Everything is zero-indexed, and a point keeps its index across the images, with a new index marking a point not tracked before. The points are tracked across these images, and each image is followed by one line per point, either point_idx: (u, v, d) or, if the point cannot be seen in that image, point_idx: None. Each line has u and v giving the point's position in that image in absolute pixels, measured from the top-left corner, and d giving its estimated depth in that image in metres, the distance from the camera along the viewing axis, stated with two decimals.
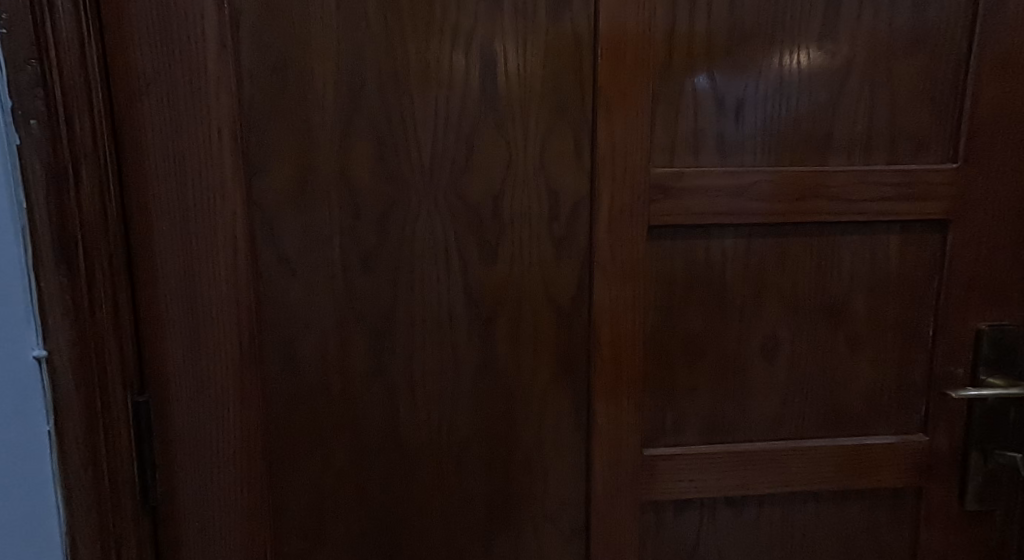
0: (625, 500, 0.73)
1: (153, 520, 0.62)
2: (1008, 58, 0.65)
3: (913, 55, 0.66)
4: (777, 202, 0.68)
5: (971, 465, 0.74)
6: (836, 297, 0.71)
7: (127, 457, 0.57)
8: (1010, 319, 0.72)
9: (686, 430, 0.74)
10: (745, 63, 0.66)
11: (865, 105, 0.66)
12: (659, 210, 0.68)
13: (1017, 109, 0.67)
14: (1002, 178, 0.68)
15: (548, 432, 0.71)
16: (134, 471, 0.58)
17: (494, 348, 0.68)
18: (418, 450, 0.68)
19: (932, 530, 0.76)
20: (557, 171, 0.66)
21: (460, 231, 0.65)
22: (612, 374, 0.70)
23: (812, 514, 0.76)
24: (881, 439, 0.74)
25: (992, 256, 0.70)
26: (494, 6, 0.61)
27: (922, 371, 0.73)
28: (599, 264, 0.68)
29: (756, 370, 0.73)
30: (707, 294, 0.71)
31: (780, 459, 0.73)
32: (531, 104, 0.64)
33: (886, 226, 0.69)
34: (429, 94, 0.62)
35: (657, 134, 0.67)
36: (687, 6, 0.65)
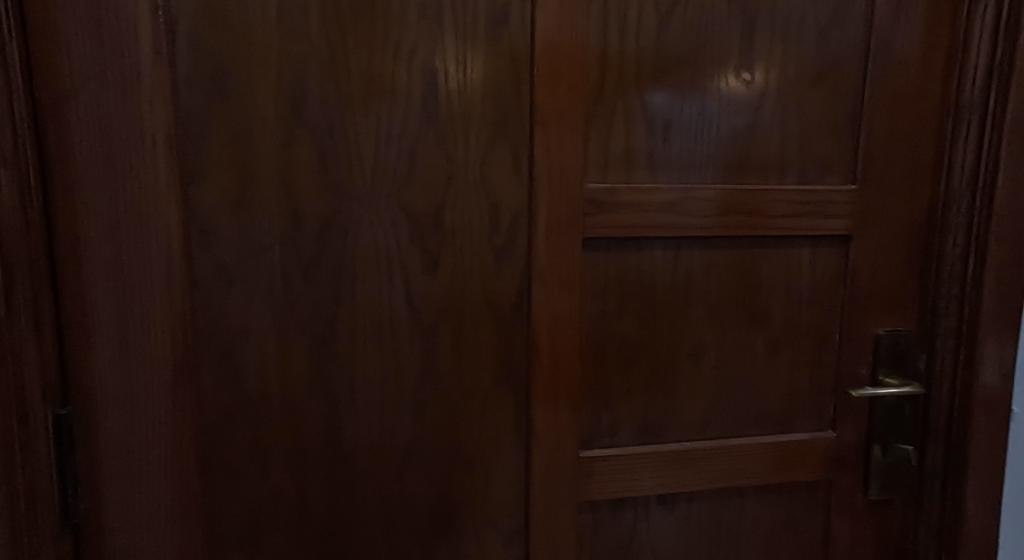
0: (564, 501, 0.76)
1: (75, 536, 0.62)
2: (895, 94, 0.75)
3: (816, 87, 0.75)
4: (701, 217, 0.74)
5: (872, 457, 0.83)
6: (755, 305, 0.78)
7: (41, 464, 0.57)
8: (903, 325, 0.81)
9: (621, 432, 0.77)
10: (673, 87, 0.71)
11: (778, 130, 0.75)
12: (594, 223, 0.71)
13: (904, 139, 0.76)
14: (893, 199, 0.78)
15: (489, 436, 0.73)
16: (53, 481, 0.59)
17: (435, 354, 0.70)
18: (358, 452, 0.70)
19: (841, 517, 0.84)
20: (497, 185, 0.68)
21: (401, 242, 0.67)
22: (551, 380, 0.73)
23: (737, 508, 0.82)
24: (796, 436, 0.81)
25: (887, 268, 0.79)
26: (433, 27, 0.64)
27: (830, 372, 0.81)
28: (538, 274, 0.70)
29: (687, 373, 0.78)
30: (640, 302, 0.75)
31: (707, 457, 0.79)
32: (471, 120, 0.67)
33: (798, 241, 0.77)
34: (370, 110, 0.64)
35: (591, 150, 0.70)
36: (619, 29, 0.69)
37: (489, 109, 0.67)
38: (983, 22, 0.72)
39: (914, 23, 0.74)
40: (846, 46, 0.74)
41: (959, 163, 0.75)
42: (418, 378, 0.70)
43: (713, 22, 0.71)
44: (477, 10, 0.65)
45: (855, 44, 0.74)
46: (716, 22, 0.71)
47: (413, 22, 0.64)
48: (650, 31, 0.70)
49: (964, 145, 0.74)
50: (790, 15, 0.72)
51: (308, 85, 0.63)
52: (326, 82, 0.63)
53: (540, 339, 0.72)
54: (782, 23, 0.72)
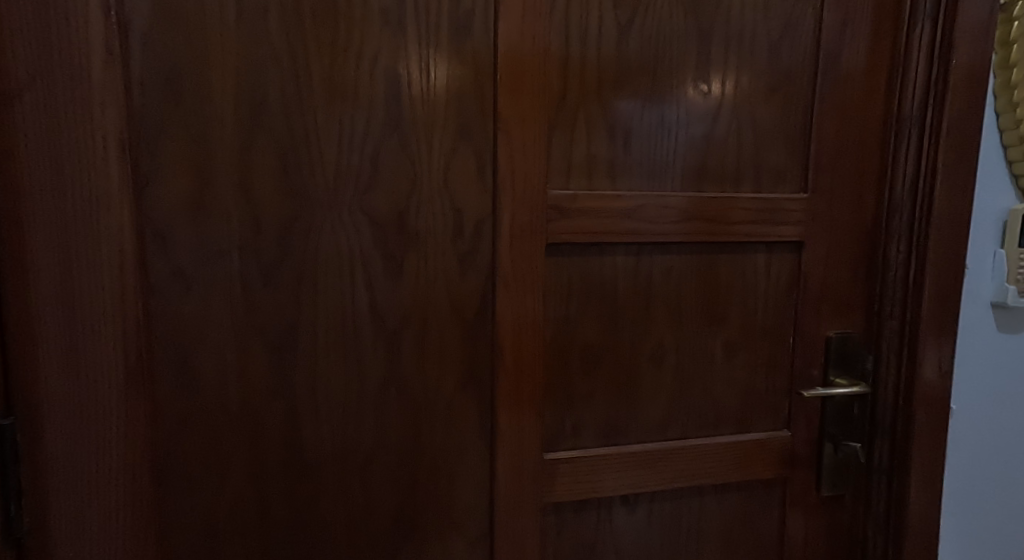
0: (528, 504, 0.76)
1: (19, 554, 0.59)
2: (843, 108, 0.79)
3: (769, 100, 0.78)
4: (660, 223, 0.76)
5: (824, 455, 0.86)
6: (713, 309, 0.80)
7: None
8: (852, 328, 0.85)
9: (584, 434, 0.78)
10: (633, 96, 0.73)
11: (733, 140, 0.77)
12: (557, 228, 0.72)
13: (851, 150, 0.80)
14: (842, 207, 0.81)
15: (453, 440, 0.73)
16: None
17: (399, 359, 0.70)
18: (320, 459, 0.70)
19: (795, 514, 0.87)
20: (460, 190, 0.69)
21: (364, 247, 0.67)
22: (515, 384, 0.73)
23: (697, 506, 0.84)
24: (753, 435, 0.84)
25: (837, 274, 0.83)
26: (395, 33, 0.64)
27: (784, 373, 0.84)
28: (501, 279, 0.71)
29: (647, 375, 0.79)
30: (602, 306, 0.77)
31: (668, 457, 0.81)
32: (434, 126, 0.67)
33: (753, 247, 0.80)
34: (332, 114, 0.64)
35: (554, 157, 0.72)
36: (580, 38, 0.70)
37: (452, 115, 0.67)
38: (921, 42, 0.76)
39: (859, 39, 0.78)
40: (796, 61, 0.77)
41: (901, 173, 0.79)
42: (381, 383, 0.70)
43: (670, 35, 0.73)
44: (439, 17, 0.65)
45: (805, 59, 0.78)
46: (673, 35, 0.73)
47: (375, 28, 0.64)
48: (610, 42, 0.71)
49: (906, 156, 0.78)
50: (744, 29, 0.75)
51: (268, 88, 0.62)
52: (286, 86, 0.63)
53: (504, 343, 0.72)
54: (735, 38, 0.75)
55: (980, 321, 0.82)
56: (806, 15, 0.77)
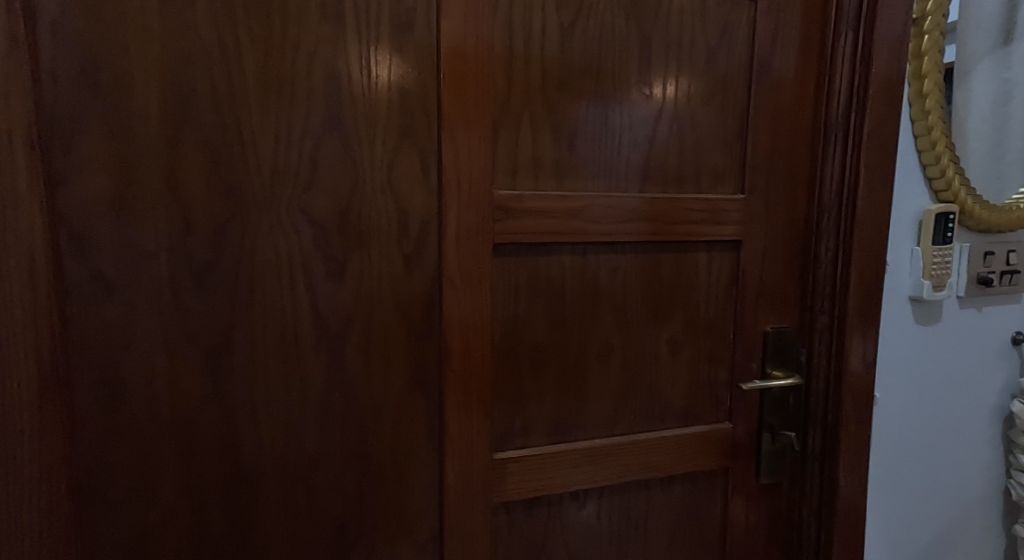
0: (477, 504, 0.76)
1: None
2: (775, 113, 0.83)
3: (707, 104, 0.80)
4: (606, 222, 0.77)
5: (763, 444, 0.90)
6: (657, 306, 0.82)
7: None
8: (787, 322, 0.89)
9: (533, 433, 0.79)
10: (576, 98, 0.74)
11: (674, 142, 0.79)
12: (504, 228, 0.72)
13: (784, 153, 0.84)
14: (776, 207, 0.85)
15: (401, 444, 0.72)
16: None
17: (342, 363, 0.68)
18: (260, 467, 0.67)
19: (737, 503, 0.91)
20: (404, 190, 0.68)
21: (305, 247, 0.65)
22: (463, 385, 0.73)
23: (645, 499, 0.86)
24: (697, 428, 0.87)
25: (772, 271, 0.86)
26: (334, 29, 0.63)
27: (724, 367, 0.88)
28: (448, 280, 0.70)
29: (594, 373, 0.81)
30: (550, 305, 0.77)
31: (616, 452, 0.82)
32: (376, 124, 0.66)
33: (695, 246, 0.83)
34: (268, 111, 0.62)
35: (499, 157, 0.72)
36: (524, 40, 0.71)
37: (395, 114, 0.66)
38: (845, 51, 0.80)
39: (788, 48, 0.82)
40: (731, 67, 0.80)
41: (829, 176, 0.83)
42: (324, 387, 0.68)
43: (612, 38, 0.74)
44: (380, 14, 0.64)
45: (739, 65, 0.81)
46: (614, 39, 0.75)
47: (312, 23, 0.62)
48: (553, 44, 0.72)
49: (833, 159, 0.82)
50: (682, 35, 0.78)
51: (197, 83, 0.60)
52: (217, 81, 0.60)
53: (451, 344, 0.72)
54: (673, 43, 0.77)
55: (901, 314, 0.88)
56: (740, 23, 0.80)
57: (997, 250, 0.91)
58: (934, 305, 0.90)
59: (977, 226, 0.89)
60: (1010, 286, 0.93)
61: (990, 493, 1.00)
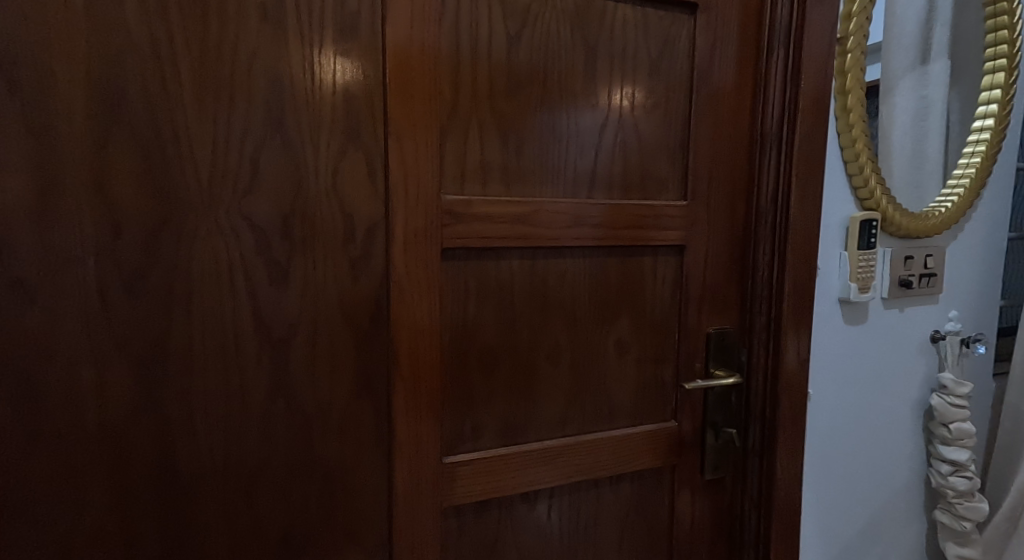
0: (427, 508, 0.76)
1: None
2: (715, 123, 0.86)
3: (651, 113, 0.83)
4: (554, 227, 0.78)
5: (706, 441, 0.93)
6: (605, 309, 0.84)
7: None
8: (729, 323, 0.93)
9: (483, 435, 0.79)
10: (524, 106, 0.75)
11: (620, 149, 0.82)
12: (452, 233, 0.73)
13: (723, 162, 0.87)
14: (717, 214, 0.88)
15: (349, 450, 0.71)
16: None
17: (286, 370, 0.67)
18: (198, 478, 0.65)
19: (682, 499, 0.94)
20: (350, 194, 0.67)
21: (246, 252, 0.64)
22: (412, 390, 0.73)
23: (594, 498, 0.88)
24: (643, 427, 0.89)
25: (713, 275, 0.90)
26: (275, 30, 0.62)
27: (669, 368, 0.90)
28: (395, 284, 0.70)
29: (544, 375, 0.82)
30: (499, 308, 0.78)
31: (565, 452, 0.84)
32: (321, 128, 0.65)
33: (641, 250, 0.85)
34: (205, 111, 0.60)
35: (447, 162, 0.72)
36: (470, 47, 0.71)
37: (340, 117, 0.66)
38: (778, 65, 0.85)
39: (726, 61, 0.85)
40: (672, 79, 0.83)
41: (766, 184, 0.87)
42: (268, 394, 0.67)
43: (557, 49, 0.76)
44: (323, 17, 0.63)
45: (680, 77, 0.84)
46: (560, 48, 0.76)
47: (252, 24, 0.61)
48: (499, 52, 0.73)
49: (768, 168, 0.87)
50: (626, 47, 0.80)
51: (128, 80, 0.57)
52: (149, 79, 0.58)
53: (400, 348, 0.72)
54: (617, 55, 0.80)
55: (831, 315, 0.93)
56: (680, 37, 0.83)
57: (917, 255, 0.98)
58: (861, 306, 0.95)
59: (899, 232, 0.95)
60: (929, 288, 1.00)
61: (913, 482, 1.07)
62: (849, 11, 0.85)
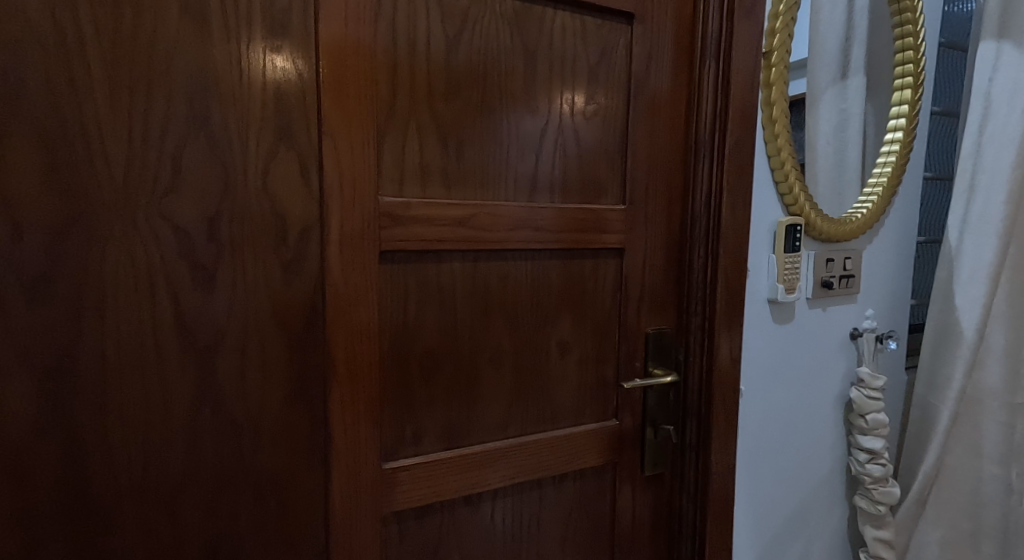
0: (366, 515, 0.74)
1: None
2: (651, 129, 0.88)
3: (590, 119, 0.84)
4: (493, 230, 0.78)
5: (646, 439, 0.96)
6: (546, 311, 0.85)
7: None
8: (667, 323, 0.95)
9: (424, 440, 0.78)
10: (464, 109, 0.75)
11: (560, 154, 0.83)
12: (391, 236, 0.72)
13: (659, 167, 0.90)
14: (654, 218, 0.91)
15: (283, 461, 0.68)
16: None
17: (212, 379, 0.64)
18: (114, 495, 0.61)
19: (623, 495, 0.96)
20: (282, 194, 0.65)
21: (167, 255, 0.60)
22: (349, 396, 0.71)
23: (537, 498, 0.89)
24: (585, 426, 0.91)
25: (651, 277, 0.92)
26: (198, 24, 0.59)
27: (609, 368, 0.92)
28: (331, 288, 0.68)
29: (486, 378, 0.82)
30: (440, 312, 0.77)
31: (507, 454, 0.84)
32: (250, 126, 0.62)
33: (582, 254, 0.87)
34: (119, 107, 0.57)
35: (385, 164, 0.71)
36: (408, 49, 0.71)
37: (271, 115, 0.63)
38: (710, 75, 0.88)
39: (662, 71, 0.88)
40: (609, 87, 0.85)
41: (700, 189, 0.90)
42: (191, 405, 0.63)
43: (496, 53, 0.76)
44: (251, 11, 0.61)
45: (618, 84, 0.86)
46: (499, 53, 0.76)
47: (172, 16, 0.58)
48: (438, 54, 0.72)
49: (702, 174, 0.90)
50: (565, 54, 0.81)
51: (29, 73, 0.54)
52: (54, 72, 0.54)
53: (337, 353, 0.70)
54: (556, 61, 0.81)
55: (760, 315, 0.98)
56: (617, 46, 0.85)
57: (837, 257, 1.04)
58: (787, 306, 1.01)
59: (821, 236, 1.01)
60: (848, 288, 1.06)
61: (836, 470, 1.13)
62: (772, 28, 0.90)
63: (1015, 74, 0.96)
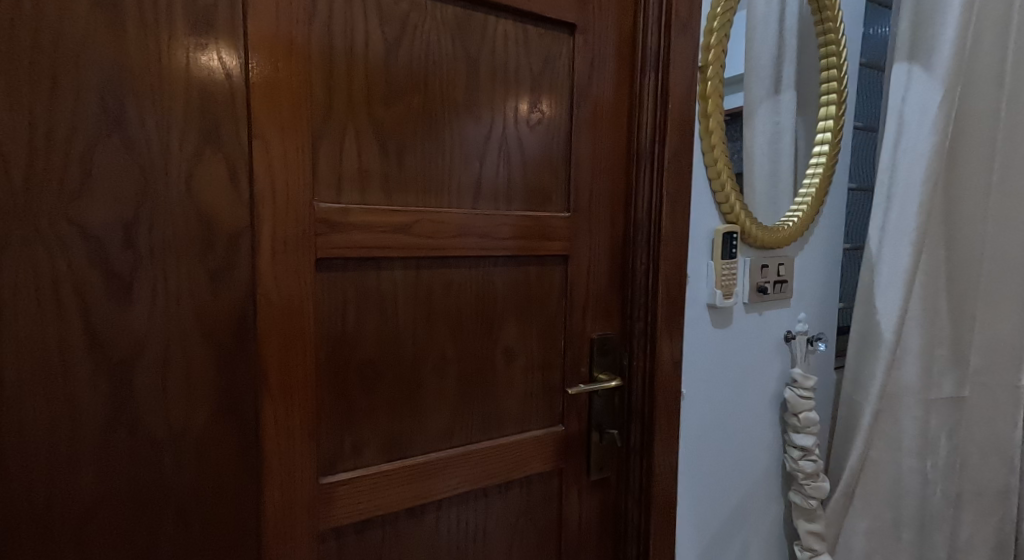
0: (301, 533, 0.71)
1: None
2: (594, 136, 0.89)
3: (534, 126, 0.84)
4: (435, 236, 0.77)
5: (592, 443, 0.96)
6: (491, 318, 0.84)
7: None
8: (611, 329, 0.96)
9: (365, 452, 0.76)
10: (404, 114, 0.73)
11: (504, 161, 0.82)
12: (327, 243, 0.69)
13: (602, 174, 0.91)
14: (598, 225, 0.92)
15: (208, 479, 0.65)
16: None
17: (129, 393, 0.61)
18: (15, 521, 0.57)
19: (570, 500, 0.96)
20: (208, 199, 0.62)
21: (77, 263, 0.57)
22: (283, 409, 0.68)
23: (482, 507, 0.87)
24: (532, 433, 0.91)
25: (595, 283, 0.93)
26: (111, 19, 0.56)
27: (555, 374, 0.92)
28: (263, 297, 0.65)
29: (429, 387, 0.80)
30: (381, 320, 0.75)
31: (451, 463, 0.82)
32: (171, 127, 0.60)
33: (527, 260, 0.86)
34: (20, 106, 0.54)
35: (321, 169, 0.68)
36: (345, 52, 0.69)
37: (195, 117, 0.61)
38: (650, 86, 0.90)
39: (604, 80, 0.89)
40: (553, 96, 0.86)
41: (642, 197, 0.92)
42: (105, 421, 0.60)
43: (437, 59, 0.75)
44: (172, 11, 0.59)
45: (561, 92, 0.86)
46: (441, 60, 0.76)
47: (80, 10, 0.55)
48: (377, 57, 0.71)
49: (644, 182, 0.91)
50: (508, 62, 0.81)
51: None
52: None
53: (270, 364, 0.67)
54: (498, 69, 0.80)
55: (699, 320, 1.01)
56: (560, 56, 0.85)
57: (771, 264, 1.08)
58: (725, 310, 1.04)
59: (755, 243, 1.04)
60: (782, 293, 1.11)
61: (772, 468, 1.17)
62: (707, 43, 0.93)
63: (924, 94, 1.03)
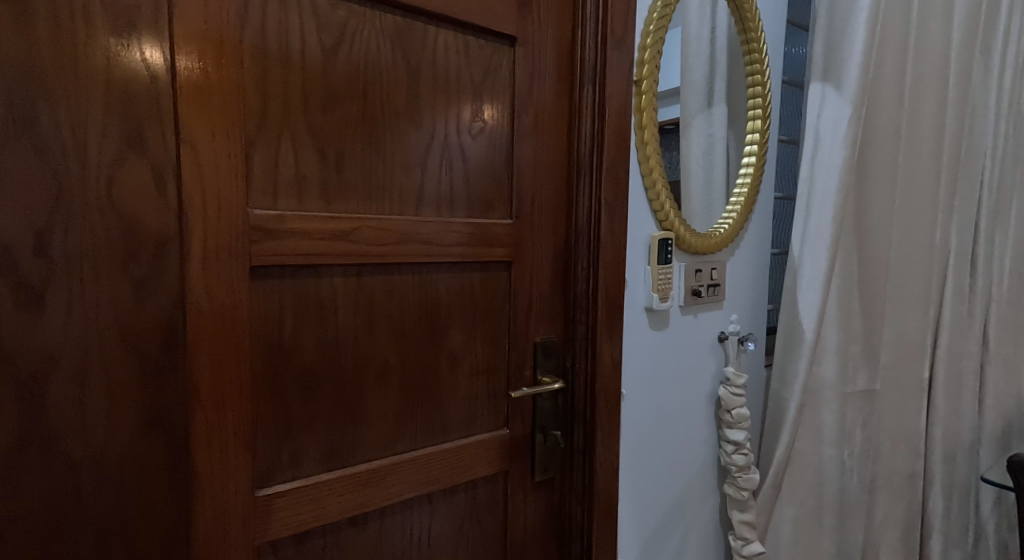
0: (236, 548, 0.69)
1: None
2: (535, 144, 0.91)
3: (476, 133, 0.85)
4: (376, 243, 0.76)
5: (536, 445, 0.98)
6: (434, 324, 0.84)
7: None
8: (555, 332, 0.98)
9: (304, 463, 0.74)
10: (343, 121, 0.73)
11: (446, 168, 0.83)
12: (262, 250, 0.67)
13: (544, 182, 0.93)
14: (540, 231, 0.93)
15: (132, 497, 0.62)
16: None
17: (42, 411, 0.58)
18: None
19: (514, 502, 0.97)
20: (132, 206, 0.59)
21: None
22: (215, 422, 0.66)
23: (426, 512, 0.87)
24: (476, 437, 0.91)
25: (538, 287, 0.95)
26: (18, 16, 0.53)
27: (499, 378, 0.93)
28: (192, 306, 0.63)
29: (371, 395, 0.79)
30: (320, 328, 0.74)
31: (394, 470, 0.82)
32: (89, 131, 0.57)
33: (470, 266, 0.87)
34: None
35: (255, 175, 0.67)
36: (280, 57, 0.67)
37: (115, 120, 0.58)
38: (589, 98, 0.92)
39: (545, 90, 0.91)
40: (494, 105, 0.87)
41: (582, 204, 0.94)
42: (14, 441, 0.57)
43: (377, 67, 0.75)
44: (89, 9, 0.56)
45: (503, 100, 0.87)
46: (381, 67, 0.75)
47: None
48: (315, 63, 0.70)
49: (585, 190, 0.93)
50: (449, 72, 0.82)
51: None
52: None
53: (200, 376, 0.64)
54: (439, 78, 0.81)
55: (638, 322, 1.04)
56: (500, 66, 0.86)
57: (704, 268, 1.13)
58: (662, 313, 1.08)
59: (689, 249, 1.09)
60: (715, 296, 1.16)
61: (708, 463, 1.22)
62: (641, 59, 0.97)
63: (836, 112, 1.10)
